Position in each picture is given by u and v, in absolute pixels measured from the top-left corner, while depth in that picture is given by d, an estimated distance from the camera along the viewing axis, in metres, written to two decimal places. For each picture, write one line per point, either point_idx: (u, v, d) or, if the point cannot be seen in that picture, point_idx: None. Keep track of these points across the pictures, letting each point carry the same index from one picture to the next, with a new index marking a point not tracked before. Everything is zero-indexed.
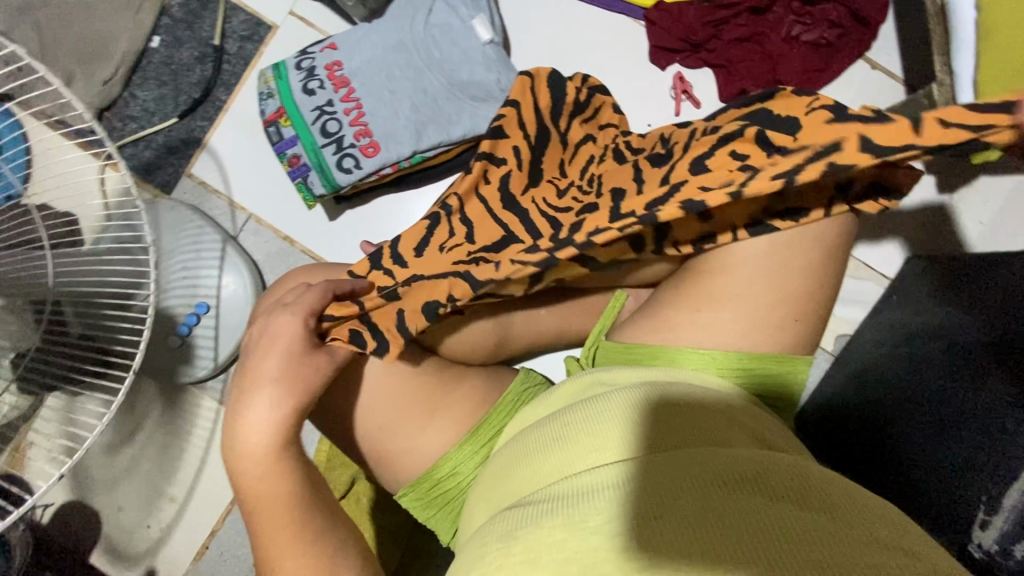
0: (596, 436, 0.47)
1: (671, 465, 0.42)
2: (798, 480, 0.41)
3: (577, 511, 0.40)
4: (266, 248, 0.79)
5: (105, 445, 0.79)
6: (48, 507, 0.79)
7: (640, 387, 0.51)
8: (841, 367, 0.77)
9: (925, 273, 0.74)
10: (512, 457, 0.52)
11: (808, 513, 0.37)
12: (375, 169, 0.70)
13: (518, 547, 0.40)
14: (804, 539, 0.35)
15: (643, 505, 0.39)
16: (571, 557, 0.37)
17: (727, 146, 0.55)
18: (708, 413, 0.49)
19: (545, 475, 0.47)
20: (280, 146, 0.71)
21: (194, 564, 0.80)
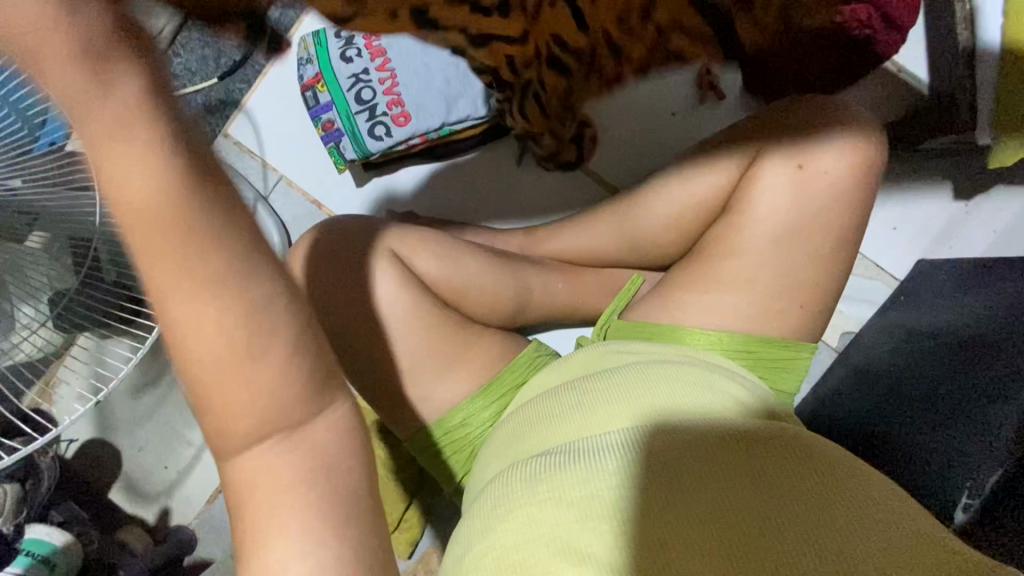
0: (610, 402, 0.50)
1: (688, 427, 0.46)
2: (800, 452, 0.44)
3: (591, 471, 0.44)
4: (294, 210, 0.83)
5: (130, 388, 0.84)
6: (72, 442, 0.83)
7: (658, 359, 0.54)
8: (843, 363, 0.79)
9: (939, 273, 0.75)
10: (531, 412, 0.55)
11: (812, 479, 0.42)
12: (404, 138, 0.73)
13: (541, 494, 0.44)
14: (806, 503, 0.40)
15: (661, 462, 0.44)
16: (592, 497, 0.42)
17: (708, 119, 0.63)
18: (726, 382, 0.52)
19: (564, 429, 0.50)
20: (315, 111, 0.74)
21: (206, 506, 0.83)
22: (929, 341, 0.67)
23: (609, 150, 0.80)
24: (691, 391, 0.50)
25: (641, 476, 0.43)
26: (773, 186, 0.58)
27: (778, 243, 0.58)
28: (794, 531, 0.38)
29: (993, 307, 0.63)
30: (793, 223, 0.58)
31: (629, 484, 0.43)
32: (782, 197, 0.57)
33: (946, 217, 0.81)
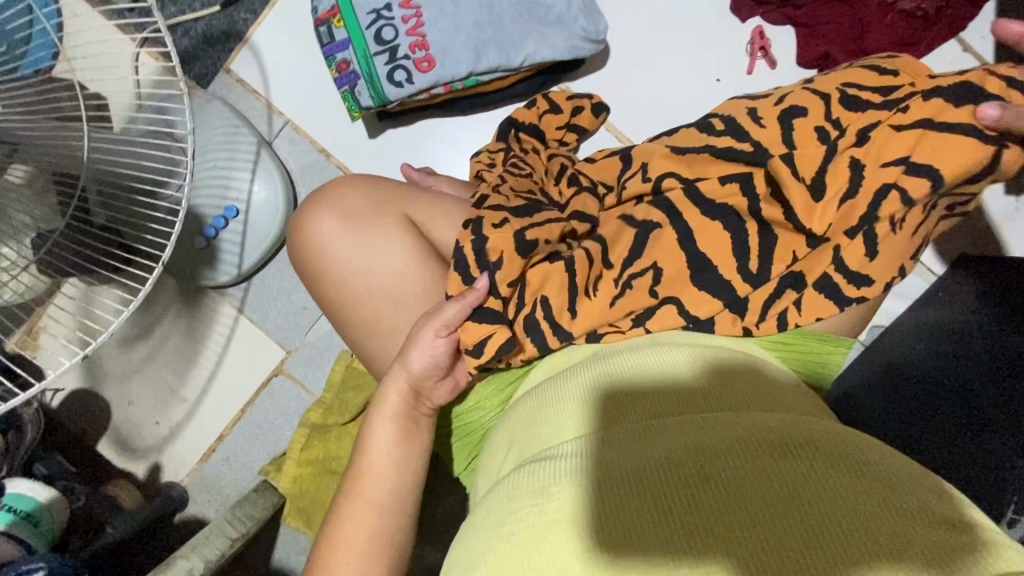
0: (605, 401, 0.48)
1: (651, 433, 0.43)
2: (826, 449, 0.38)
3: (584, 470, 0.40)
4: (300, 159, 0.77)
5: (120, 339, 0.79)
6: (59, 392, 0.79)
7: (626, 352, 0.52)
8: (868, 356, 0.75)
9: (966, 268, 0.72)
10: (520, 423, 0.52)
11: (793, 463, 0.37)
12: (428, 86, 0.66)
13: (551, 504, 0.38)
14: (788, 497, 0.35)
15: (618, 474, 0.39)
16: (554, 517, 0.37)
17: (791, 117, 0.53)
18: (706, 379, 0.48)
19: (545, 437, 0.47)
20: (329, 49, 0.67)
21: (199, 465, 0.81)
22: (970, 341, 0.61)
23: (646, 115, 0.74)
24: (661, 398, 0.47)
25: (641, 472, 0.39)
26: None
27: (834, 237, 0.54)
28: (776, 536, 0.33)
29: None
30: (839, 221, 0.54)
31: (628, 497, 0.38)
32: None
33: (996, 210, 0.77)
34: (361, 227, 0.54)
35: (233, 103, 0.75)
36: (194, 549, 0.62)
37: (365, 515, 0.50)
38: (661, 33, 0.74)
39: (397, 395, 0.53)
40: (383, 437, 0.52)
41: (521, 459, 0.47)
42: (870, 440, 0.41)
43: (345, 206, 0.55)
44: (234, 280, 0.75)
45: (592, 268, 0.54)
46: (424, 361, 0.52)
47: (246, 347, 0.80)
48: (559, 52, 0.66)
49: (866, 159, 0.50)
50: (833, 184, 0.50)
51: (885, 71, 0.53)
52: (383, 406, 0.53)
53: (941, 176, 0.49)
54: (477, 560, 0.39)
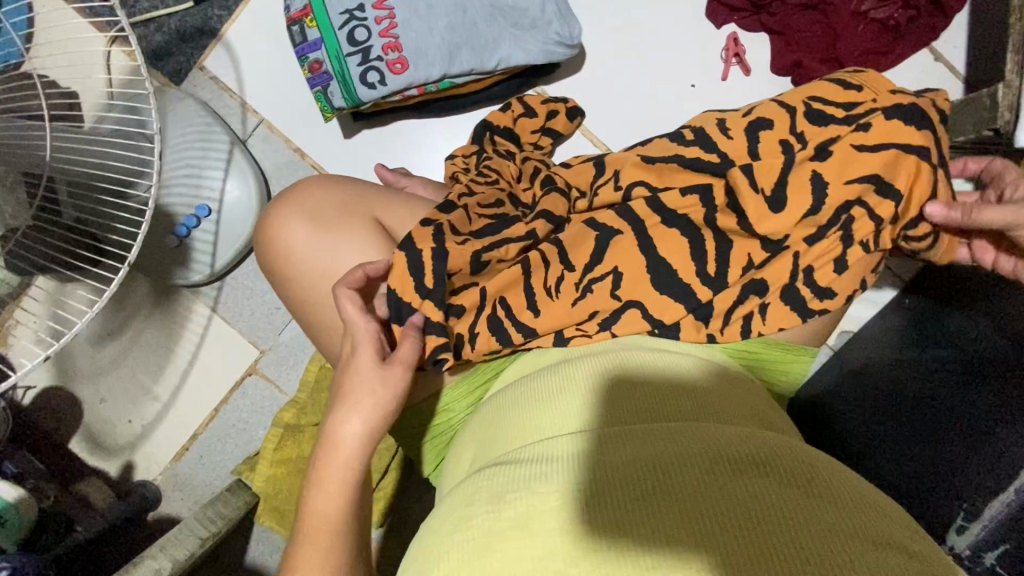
0: (576, 402, 0.48)
1: (634, 438, 0.43)
2: (796, 467, 0.39)
3: (562, 474, 0.40)
4: (275, 158, 0.76)
5: (92, 338, 0.78)
6: (29, 389, 0.78)
7: (609, 358, 0.52)
8: (836, 361, 0.76)
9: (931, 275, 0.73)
10: (492, 423, 0.52)
11: (770, 479, 0.37)
12: (401, 88, 0.66)
13: (513, 510, 0.38)
14: (763, 510, 0.35)
15: (598, 478, 0.39)
16: (528, 519, 0.37)
17: (756, 126, 0.54)
18: (686, 390, 0.49)
19: (525, 437, 0.47)
20: (302, 49, 0.66)
21: (173, 463, 0.81)
22: (931, 347, 0.62)
23: (621, 120, 0.74)
24: (642, 405, 0.47)
25: (611, 477, 0.39)
26: None
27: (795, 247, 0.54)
28: (749, 546, 0.33)
29: (995, 303, 0.57)
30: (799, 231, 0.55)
31: (607, 500, 0.38)
32: None
33: None
34: (328, 230, 0.54)
35: (207, 100, 0.75)
36: (162, 549, 0.62)
37: (327, 555, 0.48)
38: (637, 38, 0.74)
39: (356, 437, 0.49)
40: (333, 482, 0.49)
41: (485, 462, 0.47)
42: (840, 465, 0.42)
43: (312, 208, 0.55)
44: (207, 279, 0.75)
45: (550, 270, 0.55)
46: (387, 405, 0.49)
47: (220, 346, 0.80)
48: (533, 56, 0.66)
49: (829, 171, 0.50)
50: (795, 196, 0.51)
51: (850, 83, 0.53)
52: (336, 451, 0.49)
53: (898, 189, 0.49)
54: (433, 556, 0.39)
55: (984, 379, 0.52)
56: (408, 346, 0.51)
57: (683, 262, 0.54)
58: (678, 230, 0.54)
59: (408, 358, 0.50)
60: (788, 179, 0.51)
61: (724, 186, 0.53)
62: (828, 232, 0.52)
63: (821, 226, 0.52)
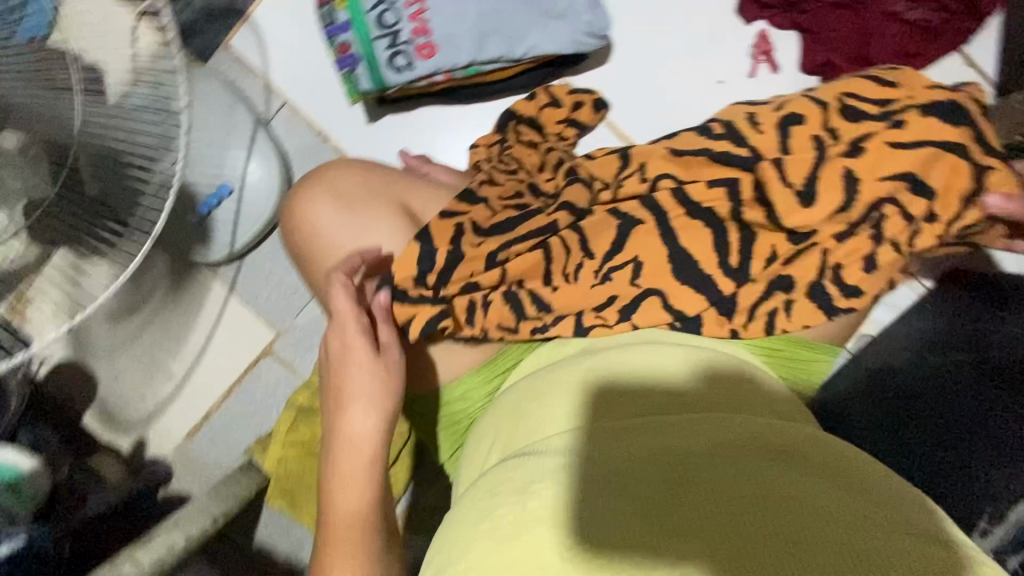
0: (580, 400, 0.49)
1: (629, 434, 0.43)
2: (789, 456, 0.39)
3: (559, 470, 0.41)
4: (298, 140, 0.76)
5: (109, 313, 0.78)
6: (46, 361, 0.78)
7: (611, 353, 0.53)
8: (852, 364, 0.76)
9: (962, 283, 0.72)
10: (501, 419, 0.53)
11: (762, 471, 0.38)
12: (428, 73, 0.65)
13: (515, 506, 0.39)
14: (756, 502, 0.35)
15: (593, 474, 0.40)
16: (527, 516, 0.38)
17: (789, 123, 0.53)
18: (686, 386, 0.49)
19: (527, 435, 0.48)
20: (330, 31, 0.66)
21: (186, 441, 0.81)
22: (954, 352, 0.62)
23: (646, 114, 0.73)
24: (640, 403, 0.48)
25: (617, 471, 0.40)
26: None
27: None
28: (744, 537, 0.33)
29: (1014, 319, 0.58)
30: None
31: (603, 494, 0.38)
32: None
33: None
34: (355, 211, 0.54)
35: (231, 80, 0.75)
36: (175, 525, 0.62)
37: (356, 553, 0.47)
38: (666, 31, 0.73)
39: (370, 431, 0.50)
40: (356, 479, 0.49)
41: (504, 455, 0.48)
42: (839, 451, 0.41)
43: (340, 189, 0.55)
44: (226, 259, 0.75)
45: (569, 258, 0.55)
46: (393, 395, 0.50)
47: (237, 327, 0.80)
48: (562, 45, 0.66)
49: (862, 169, 0.50)
50: (826, 191, 0.51)
51: (886, 81, 0.53)
52: (353, 448, 0.49)
53: (931, 190, 0.49)
54: (459, 543, 0.39)
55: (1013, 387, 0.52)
56: (385, 332, 0.52)
57: (708, 257, 0.54)
58: (705, 224, 0.54)
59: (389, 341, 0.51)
60: (820, 176, 0.51)
61: (755, 181, 0.53)
62: (858, 230, 0.52)
63: (851, 223, 0.52)
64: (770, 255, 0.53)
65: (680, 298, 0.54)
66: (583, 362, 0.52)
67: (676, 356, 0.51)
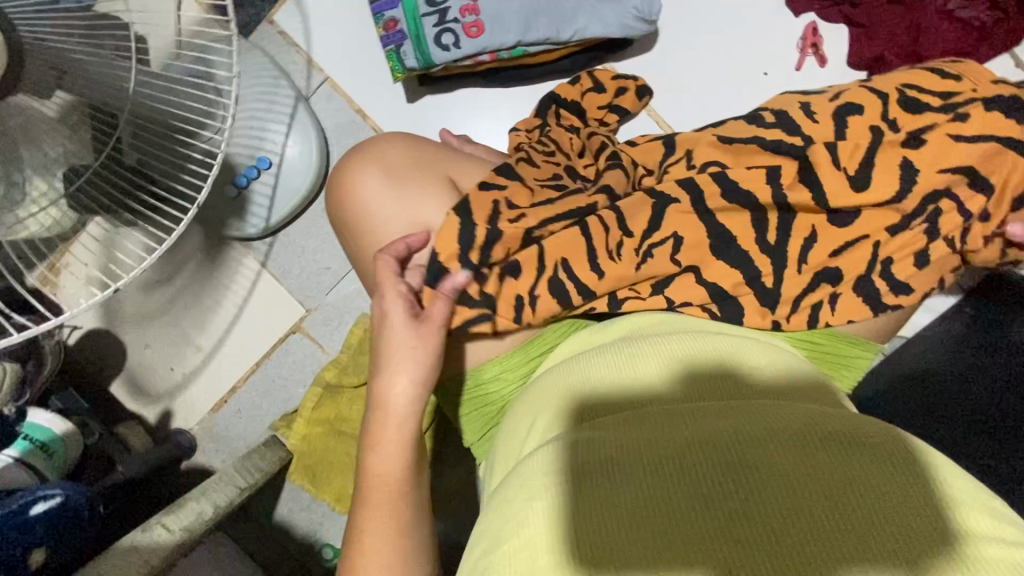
0: (588, 396, 0.47)
1: (625, 422, 0.40)
2: (793, 435, 0.35)
3: (547, 461, 0.38)
4: (337, 117, 0.76)
5: (141, 283, 0.79)
6: (76, 329, 0.79)
7: (626, 344, 0.51)
8: (886, 367, 0.75)
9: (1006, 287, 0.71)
10: (524, 414, 0.52)
11: (761, 455, 0.34)
12: (474, 53, 0.65)
13: (508, 502, 0.37)
14: (752, 495, 0.32)
15: (581, 462, 0.37)
16: (512, 515, 0.36)
17: (845, 112, 0.53)
18: (698, 372, 0.46)
19: (538, 431, 0.46)
20: (378, 6, 0.66)
21: (210, 415, 0.81)
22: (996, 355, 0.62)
23: (689, 103, 0.73)
24: (648, 393, 0.45)
25: (623, 454, 0.37)
26: None
27: None
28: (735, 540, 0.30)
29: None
30: None
31: (588, 484, 0.35)
32: None
33: None
34: (402, 184, 0.54)
35: (274, 55, 0.75)
36: (204, 493, 0.62)
37: (389, 529, 0.48)
38: (713, 21, 0.72)
39: (404, 404, 0.49)
40: (391, 450, 0.49)
41: (529, 441, 0.47)
42: (858, 422, 0.36)
43: (387, 162, 0.54)
44: (261, 233, 0.75)
45: (610, 236, 0.54)
46: (426, 364, 0.49)
47: (267, 302, 0.80)
48: (610, 29, 0.65)
49: (920, 159, 0.49)
50: (881, 176, 0.50)
51: (946, 73, 0.52)
52: (387, 416, 0.49)
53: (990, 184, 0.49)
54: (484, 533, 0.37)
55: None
56: (439, 306, 0.50)
57: (756, 245, 0.53)
58: (755, 211, 0.53)
59: (438, 317, 0.50)
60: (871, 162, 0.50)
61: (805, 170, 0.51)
62: (912, 223, 0.51)
63: (905, 216, 0.51)
64: (821, 246, 0.53)
65: (726, 286, 0.54)
66: (613, 348, 0.51)
67: (703, 342, 0.49)
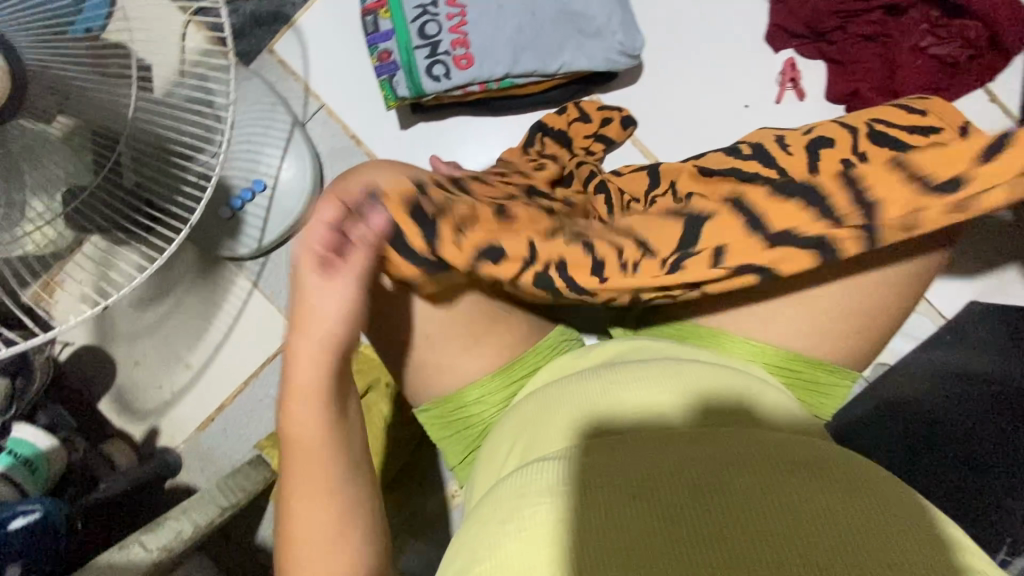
0: (587, 408, 0.48)
1: (630, 443, 0.42)
2: (791, 477, 0.37)
3: (553, 476, 0.40)
4: (331, 142, 0.78)
5: (134, 301, 0.80)
6: (67, 345, 0.80)
7: (621, 364, 0.53)
8: (870, 392, 0.75)
9: (989, 318, 0.72)
10: (512, 425, 0.53)
11: (761, 494, 0.36)
12: (463, 83, 0.68)
13: (511, 511, 0.39)
14: (750, 531, 0.34)
15: (588, 482, 0.39)
16: (519, 529, 0.37)
17: (817, 146, 0.55)
18: (693, 396, 0.48)
19: (536, 441, 0.48)
20: (373, 38, 0.69)
21: (197, 433, 0.81)
22: (973, 384, 0.63)
23: (673, 134, 0.75)
24: (647, 409, 0.47)
25: (630, 479, 0.38)
26: None
27: (844, 270, 0.55)
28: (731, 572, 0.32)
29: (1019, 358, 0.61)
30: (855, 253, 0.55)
31: (595, 507, 0.37)
32: None
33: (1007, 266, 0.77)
34: None
35: (273, 82, 0.77)
36: (184, 512, 0.62)
37: (318, 482, 0.48)
38: (695, 56, 0.75)
39: (319, 347, 0.48)
40: (309, 429, 0.48)
41: (514, 460, 0.48)
42: (852, 470, 0.38)
43: None
44: (253, 254, 0.77)
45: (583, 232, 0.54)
46: (343, 300, 0.47)
47: (257, 322, 0.81)
48: (595, 63, 0.68)
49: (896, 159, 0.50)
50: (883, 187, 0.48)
51: (914, 108, 0.54)
52: (301, 392, 0.48)
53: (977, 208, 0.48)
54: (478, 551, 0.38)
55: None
56: (362, 229, 0.47)
57: None
58: None
59: (365, 242, 0.47)
60: (856, 177, 0.50)
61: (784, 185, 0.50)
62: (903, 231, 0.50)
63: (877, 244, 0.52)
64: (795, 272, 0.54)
65: None
66: (596, 372, 0.53)
67: (681, 368, 0.51)
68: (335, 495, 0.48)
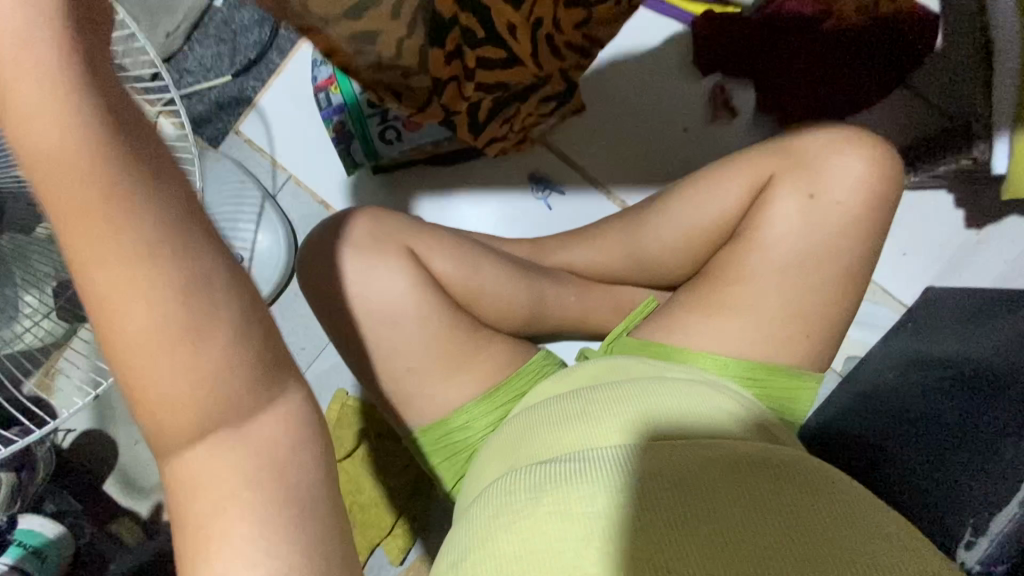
0: (609, 418, 0.49)
1: (656, 455, 0.44)
2: (813, 514, 0.39)
3: (588, 492, 0.41)
4: (301, 210, 0.84)
5: None
6: (69, 432, 0.83)
7: (633, 381, 0.54)
8: (846, 386, 0.77)
9: (946, 302, 0.75)
10: (520, 430, 0.54)
11: (785, 525, 0.37)
12: (417, 143, 0.75)
13: (542, 521, 0.40)
14: (777, 558, 0.35)
15: (624, 502, 0.40)
16: (556, 547, 0.39)
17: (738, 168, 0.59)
18: (704, 415, 0.49)
19: (558, 445, 0.49)
20: (327, 113, 0.75)
21: None
22: (933, 369, 0.66)
23: (620, 165, 0.83)
24: (664, 421, 0.49)
25: (667, 497, 0.40)
26: (789, 209, 0.59)
27: (787, 276, 0.59)
28: None
29: (982, 344, 0.64)
30: (795, 260, 0.59)
31: (634, 533, 0.38)
32: (790, 224, 0.59)
33: (956, 245, 0.81)
34: (362, 253, 0.61)
35: (242, 160, 0.83)
36: None
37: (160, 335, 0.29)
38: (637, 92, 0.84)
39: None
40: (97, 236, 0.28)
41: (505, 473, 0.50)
42: (870, 510, 0.40)
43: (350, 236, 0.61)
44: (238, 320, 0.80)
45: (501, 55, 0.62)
46: None
47: None
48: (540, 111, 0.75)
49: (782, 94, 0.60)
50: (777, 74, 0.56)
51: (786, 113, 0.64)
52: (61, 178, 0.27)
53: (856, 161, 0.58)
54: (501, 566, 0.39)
55: (993, 405, 0.56)
56: None
57: None
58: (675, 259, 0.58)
59: None
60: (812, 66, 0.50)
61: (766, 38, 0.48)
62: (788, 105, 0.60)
63: None
64: None
65: None
66: (586, 391, 0.54)
67: (654, 382, 0.53)
68: (141, 237, 0.28)
